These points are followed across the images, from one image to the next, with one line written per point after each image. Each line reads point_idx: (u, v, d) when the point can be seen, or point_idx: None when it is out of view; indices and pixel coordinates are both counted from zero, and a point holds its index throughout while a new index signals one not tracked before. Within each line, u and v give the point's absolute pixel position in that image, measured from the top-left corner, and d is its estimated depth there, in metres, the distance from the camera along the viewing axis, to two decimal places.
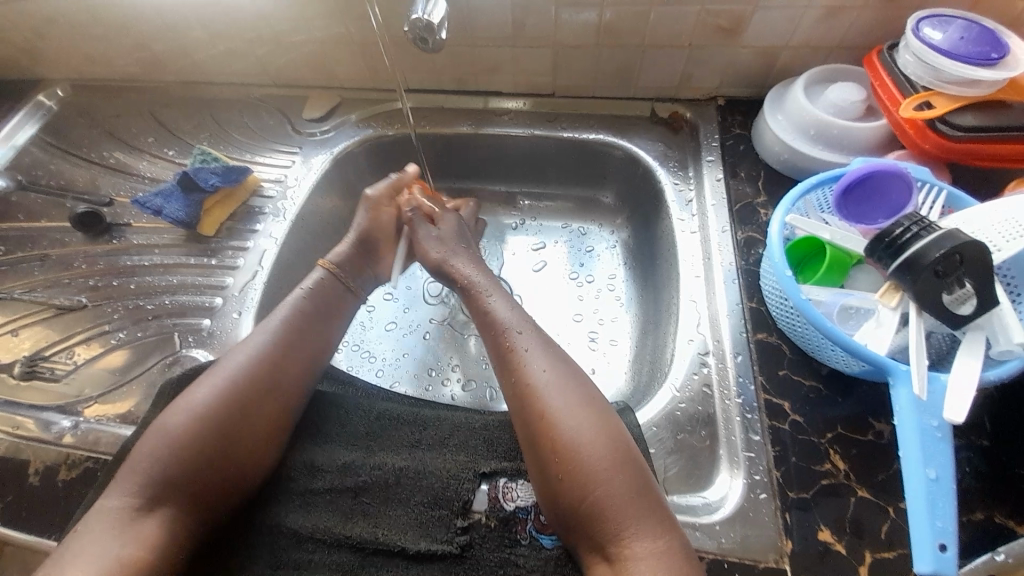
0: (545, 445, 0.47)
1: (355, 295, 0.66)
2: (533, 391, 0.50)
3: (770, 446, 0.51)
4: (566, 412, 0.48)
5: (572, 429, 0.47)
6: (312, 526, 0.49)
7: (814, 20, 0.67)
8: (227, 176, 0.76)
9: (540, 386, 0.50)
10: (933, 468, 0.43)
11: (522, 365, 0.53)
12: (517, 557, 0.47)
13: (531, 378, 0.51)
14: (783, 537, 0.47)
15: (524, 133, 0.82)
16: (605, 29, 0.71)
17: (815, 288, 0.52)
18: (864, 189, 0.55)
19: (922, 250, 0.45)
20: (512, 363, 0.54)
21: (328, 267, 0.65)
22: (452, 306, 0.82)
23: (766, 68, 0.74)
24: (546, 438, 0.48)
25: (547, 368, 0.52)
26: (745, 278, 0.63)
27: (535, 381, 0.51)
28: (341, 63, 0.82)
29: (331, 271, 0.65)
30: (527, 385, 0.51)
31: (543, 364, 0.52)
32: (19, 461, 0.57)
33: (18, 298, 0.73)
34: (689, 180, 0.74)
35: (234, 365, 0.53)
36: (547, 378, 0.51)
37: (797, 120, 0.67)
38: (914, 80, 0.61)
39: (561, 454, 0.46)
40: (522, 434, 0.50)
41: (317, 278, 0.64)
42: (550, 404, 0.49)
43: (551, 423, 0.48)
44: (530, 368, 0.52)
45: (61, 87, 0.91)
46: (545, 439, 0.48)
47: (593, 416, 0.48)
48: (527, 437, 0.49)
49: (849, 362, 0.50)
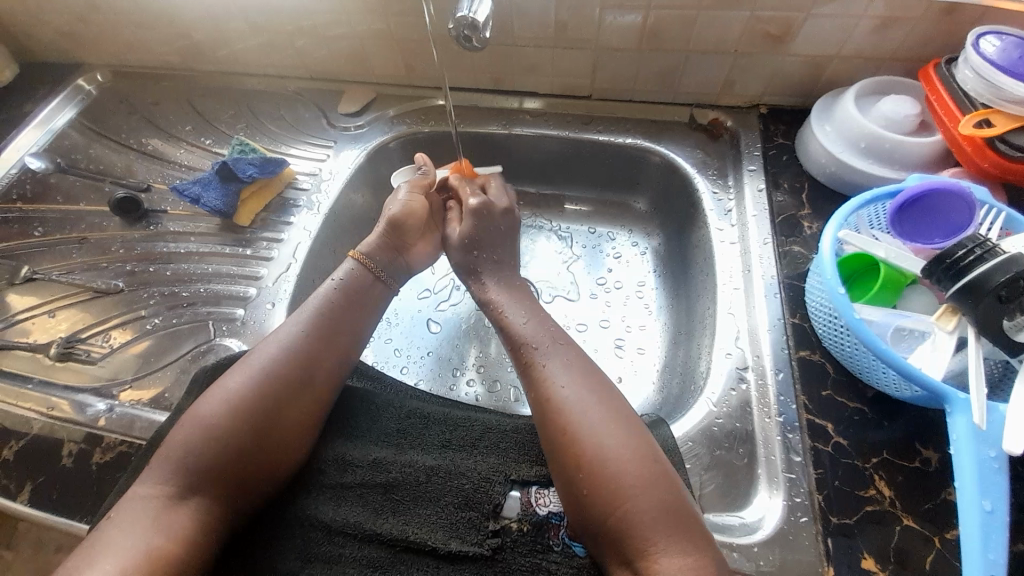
0: (565, 459, 0.47)
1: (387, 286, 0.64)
2: (561, 400, 0.50)
3: (811, 468, 0.50)
4: (598, 422, 0.47)
5: (602, 439, 0.46)
6: (344, 520, 0.49)
7: (868, 30, 0.65)
8: (264, 167, 0.77)
9: (569, 395, 0.50)
10: (989, 501, 0.42)
11: (544, 378, 0.52)
12: (549, 564, 0.47)
13: (554, 390, 0.51)
14: (824, 563, 0.45)
15: (556, 134, 0.81)
16: (650, 32, 0.70)
17: (867, 308, 0.50)
18: (919, 206, 0.54)
19: (986, 274, 0.44)
20: (533, 376, 0.53)
21: (360, 258, 0.64)
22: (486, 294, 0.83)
23: (813, 77, 0.72)
24: (567, 451, 0.47)
25: (573, 380, 0.51)
26: (787, 292, 0.61)
27: (557, 395, 0.50)
28: (377, 57, 0.82)
29: (361, 262, 0.63)
30: (547, 399, 0.51)
31: (564, 377, 0.51)
32: (54, 440, 0.58)
33: (55, 279, 0.74)
34: (729, 188, 0.72)
35: (272, 356, 0.53)
36: (570, 389, 0.50)
37: (846, 132, 0.65)
38: (973, 96, 0.59)
39: (585, 467, 0.46)
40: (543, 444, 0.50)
41: (346, 270, 0.62)
42: (570, 418, 0.48)
43: (572, 435, 0.47)
44: (551, 379, 0.52)
45: (101, 72, 0.93)
46: (571, 450, 0.47)
47: (617, 430, 0.47)
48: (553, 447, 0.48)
49: (900, 386, 0.49)
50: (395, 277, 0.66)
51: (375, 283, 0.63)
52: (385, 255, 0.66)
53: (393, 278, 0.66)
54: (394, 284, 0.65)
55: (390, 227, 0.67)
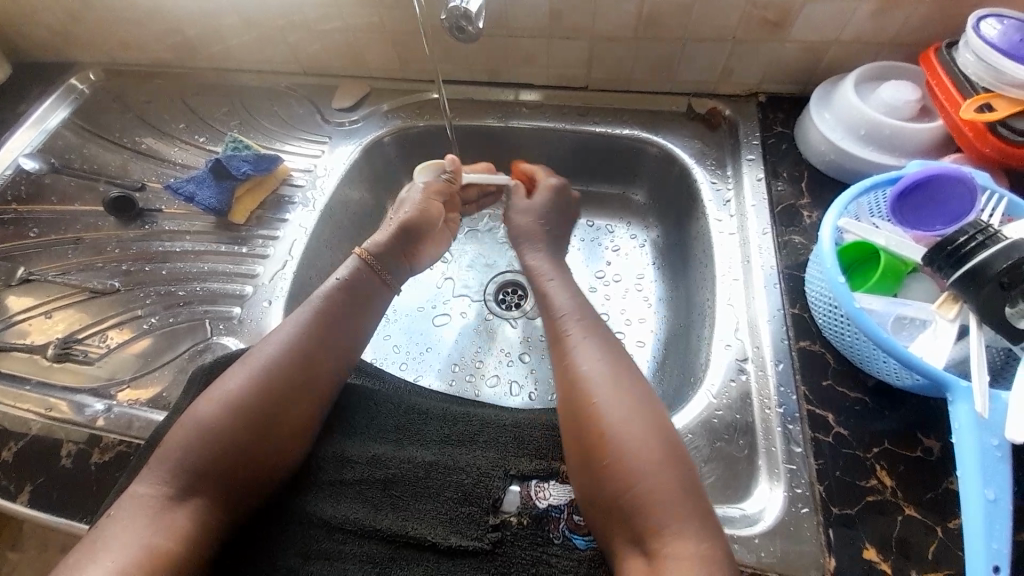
0: (587, 436, 0.47)
1: (389, 287, 0.64)
2: (582, 380, 0.49)
3: (812, 459, 0.50)
4: (616, 403, 0.47)
5: (618, 420, 0.46)
6: (343, 517, 0.49)
7: (867, 15, 0.64)
8: (258, 165, 0.76)
9: (590, 375, 0.49)
10: (992, 490, 0.42)
11: (572, 355, 0.52)
12: (550, 557, 0.46)
13: (582, 366, 0.50)
14: (825, 553, 0.45)
15: (553, 126, 0.80)
16: (647, 20, 0.69)
17: (868, 297, 0.50)
18: (920, 193, 0.53)
19: (987, 261, 0.44)
20: (562, 352, 0.53)
21: (365, 255, 0.63)
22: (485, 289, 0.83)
23: (812, 64, 0.71)
24: (590, 427, 0.47)
25: (598, 359, 0.51)
26: (788, 283, 0.61)
27: (585, 372, 0.50)
28: (371, 51, 0.81)
29: (366, 261, 0.62)
30: (574, 376, 0.50)
31: (594, 355, 0.51)
32: (52, 441, 0.58)
33: (51, 280, 0.74)
34: (727, 179, 0.71)
35: (269, 354, 0.53)
36: (597, 367, 0.50)
37: (846, 119, 0.64)
38: (974, 81, 0.58)
39: (606, 444, 0.45)
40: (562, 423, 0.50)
41: (351, 267, 0.62)
42: (597, 394, 0.48)
43: (598, 412, 0.47)
44: (578, 356, 0.51)
45: (93, 71, 0.92)
46: (588, 430, 0.47)
47: (642, 411, 0.47)
48: (571, 426, 0.48)
49: (901, 375, 0.48)
50: (399, 278, 0.66)
51: (379, 284, 0.63)
52: (392, 254, 0.65)
53: (397, 277, 0.66)
54: (392, 280, 0.65)
55: (404, 230, 0.66)
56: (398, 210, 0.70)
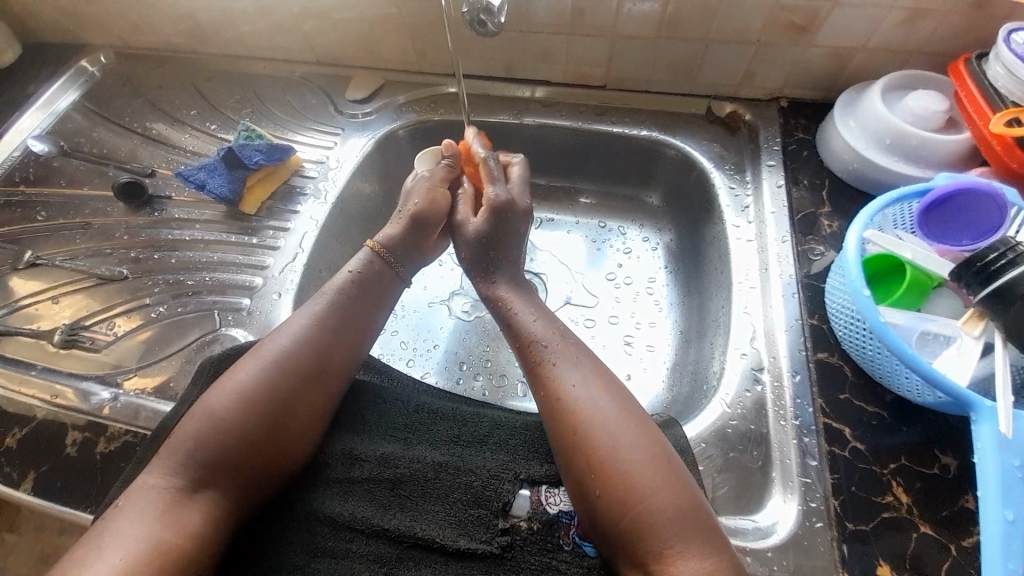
0: (579, 459, 0.46)
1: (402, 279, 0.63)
2: (567, 402, 0.49)
3: (828, 473, 0.49)
4: (604, 426, 0.46)
5: (608, 443, 0.45)
6: (351, 515, 0.48)
7: (896, 22, 0.63)
8: (271, 154, 0.75)
9: (574, 398, 0.48)
10: (1012, 510, 0.41)
11: (554, 377, 0.51)
12: (559, 563, 0.46)
13: (565, 388, 0.49)
14: (839, 569, 0.45)
15: (569, 124, 0.79)
16: (670, 19, 0.68)
17: (891, 311, 0.49)
18: (947, 206, 0.52)
19: (1017, 279, 0.43)
20: (542, 375, 0.52)
21: (377, 248, 0.62)
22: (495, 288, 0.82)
23: (837, 70, 0.70)
24: (581, 450, 0.46)
25: (578, 381, 0.50)
26: (806, 292, 0.60)
27: (568, 394, 0.49)
28: (387, 43, 0.80)
29: (379, 254, 0.62)
30: (558, 398, 0.49)
31: (576, 377, 0.50)
32: (58, 429, 0.58)
33: (59, 265, 0.73)
34: (746, 184, 0.70)
35: (281, 349, 0.52)
36: (581, 388, 0.49)
37: (871, 127, 0.63)
38: (1004, 93, 0.57)
39: (600, 466, 0.45)
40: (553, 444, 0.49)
41: (363, 260, 0.61)
42: (585, 415, 0.47)
43: (586, 435, 0.46)
44: (561, 377, 0.50)
45: (104, 54, 0.91)
46: (579, 452, 0.46)
47: (632, 430, 0.46)
48: (562, 447, 0.48)
49: (923, 391, 0.47)
50: (410, 269, 0.65)
51: (392, 279, 0.62)
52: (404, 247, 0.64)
53: (407, 267, 0.64)
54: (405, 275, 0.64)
55: (416, 221, 0.65)
56: (405, 203, 0.67)
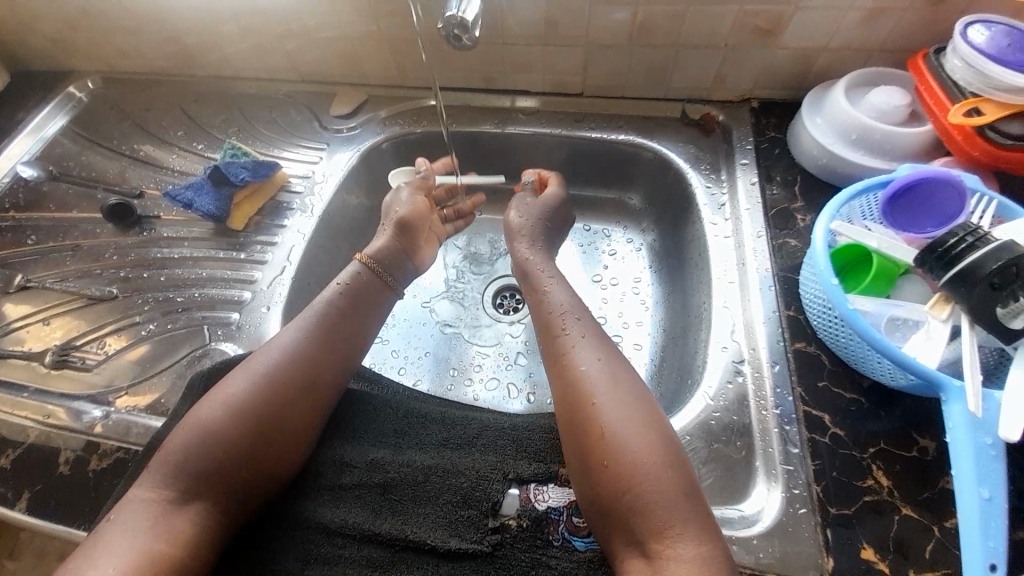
0: (587, 437, 0.47)
1: (391, 290, 0.65)
2: (582, 380, 0.51)
3: (809, 460, 0.50)
4: (614, 403, 0.48)
5: (616, 419, 0.47)
6: (343, 521, 0.48)
7: (857, 21, 0.65)
8: (257, 171, 0.76)
9: (588, 376, 0.51)
10: (987, 488, 0.42)
11: (571, 358, 0.53)
12: (550, 559, 0.47)
13: (580, 368, 0.52)
14: (824, 554, 0.45)
15: (549, 131, 0.81)
16: (641, 27, 0.70)
17: (861, 299, 0.50)
18: (911, 196, 0.54)
19: (979, 261, 0.44)
20: (562, 354, 0.54)
21: (367, 260, 0.64)
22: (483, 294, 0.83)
23: (804, 70, 0.72)
24: (590, 428, 0.47)
25: (596, 359, 0.52)
26: (782, 285, 0.61)
27: (582, 373, 0.51)
28: (369, 59, 0.82)
29: (368, 265, 0.64)
30: (575, 376, 0.51)
31: (593, 358, 0.52)
32: (50, 449, 0.58)
33: (49, 287, 0.74)
34: (722, 183, 0.72)
35: (270, 360, 0.53)
36: (596, 368, 0.51)
37: (837, 123, 0.65)
38: (962, 85, 0.59)
39: (605, 445, 0.46)
40: (562, 423, 0.50)
41: (352, 272, 0.63)
42: (596, 394, 0.49)
43: (596, 411, 0.48)
44: (577, 358, 0.53)
45: (91, 79, 0.92)
46: (588, 429, 0.48)
47: (638, 411, 0.47)
48: (571, 426, 0.49)
49: (895, 375, 0.49)
50: (400, 281, 0.67)
51: (383, 290, 0.64)
52: (393, 258, 0.67)
53: (399, 280, 0.67)
54: (395, 283, 0.66)
55: (400, 227, 0.69)
56: (390, 211, 0.72)
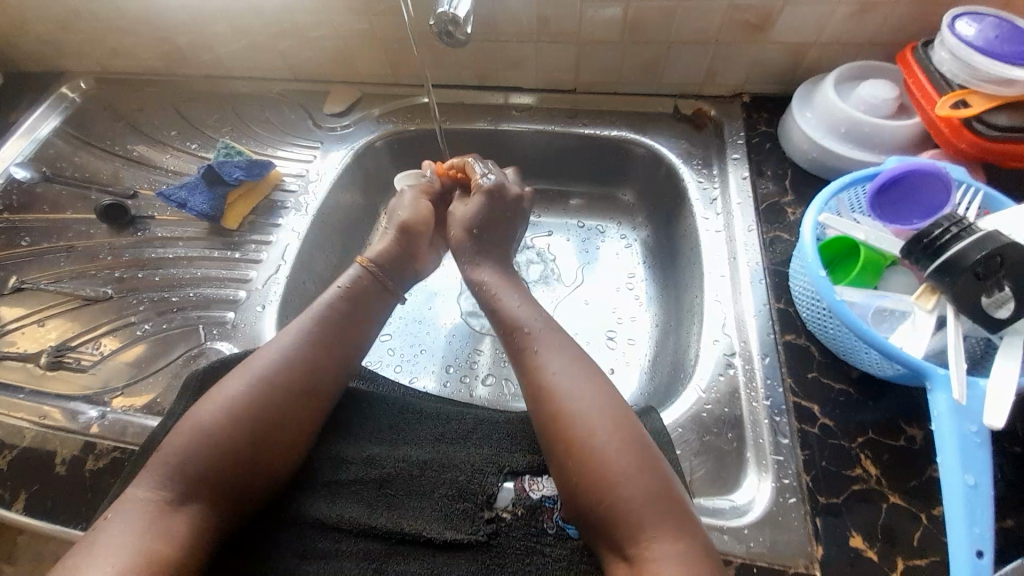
0: (558, 447, 0.48)
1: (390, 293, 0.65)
2: (547, 391, 0.50)
3: (799, 450, 0.51)
4: (581, 414, 0.48)
5: (585, 428, 0.47)
6: (338, 516, 0.49)
7: (845, 16, 0.65)
8: (250, 170, 0.77)
9: (554, 387, 0.50)
10: (972, 475, 0.43)
11: (537, 366, 0.53)
12: (544, 546, 0.47)
13: (545, 379, 0.51)
14: (813, 542, 0.46)
15: (542, 128, 0.81)
16: (632, 23, 0.70)
17: (849, 290, 0.51)
18: (899, 189, 0.55)
19: (962, 252, 0.45)
20: (526, 364, 0.54)
21: (367, 264, 0.64)
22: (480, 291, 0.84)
23: (794, 64, 0.73)
24: (560, 438, 0.48)
25: (558, 369, 0.52)
26: (773, 278, 0.62)
27: (548, 382, 0.51)
28: (362, 58, 0.82)
29: (368, 269, 0.64)
30: (541, 387, 0.51)
31: (557, 365, 0.52)
32: (46, 450, 0.58)
33: (45, 288, 0.74)
34: (713, 177, 0.73)
35: (266, 360, 0.53)
36: (561, 377, 0.51)
37: (828, 118, 0.66)
38: (949, 78, 0.60)
39: (575, 455, 0.46)
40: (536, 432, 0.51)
41: (352, 276, 0.63)
42: (562, 405, 0.49)
43: (566, 422, 0.48)
44: (543, 369, 0.52)
45: (84, 79, 0.92)
46: (559, 439, 0.48)
47: (606, 418, 0.48)
48: (545, 435, 0.49)
49: (883, 365, 0.49)
50: (402, 285, 0.67)
51: (383, 293, 0.64)
52: (394, 262, 0.67)
53: (400, 285, 0.67)
54: (395, 286, 0.66)
55: (403, 230, 0.68)
56: (392, 214, 0.72)
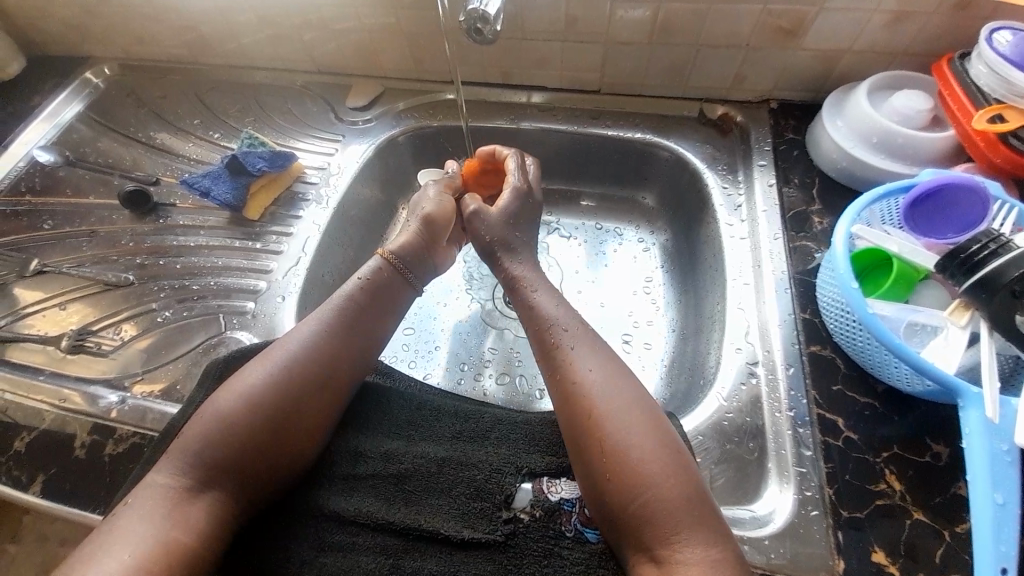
0: (591, 444, 0.47)
1: (411, 287, 0.65)
2: (580, 388, 0.50)
3: (822, 462, 0.50)
4: (616, 413, 0.47)
5: (619, 428, 0.47)
6: (355, 510, 0.49)
7: (880, 25, 0.65)
8: (273, 161, 0.77)
9: (588, 384, 0.50)
10: (1001, 493, 0.42)
11: (567, 362, 0.53)
12: (562, 549, 0.47)
13: (578, 376, 0.51)
14: (835, 555, 0.46)
15: (566, 129, 0.81)
16: (661, 25, 0.70)
17: (879, 303, 0.50)
18: (932, 202, 0.54)
19: (1000, 269, 0.44)
20: (557, 360, 0.54)
21: (388, 257, 0.64)
22: (496, 289, 0.83)
23: (824, 72, 0.72)
24: (592, 435, 0.47)
25: (593, 366, 0.51)
26: (798, 288, 0.61)
27: (581, 380, 0.50)
28: (386, 52, 0.82)
29: (390, 262, 0.63)
30: (573, 383, 0.51)
31: (590, 362, 0.52)
32: (66, 433, 0.58)
33: (66, 272, 0.74)
34: (738, 184, 0.72)
35: (288, 352, 0.53)
36: (595, 375, 0.50)
37: (859, 128, 0.65)
38: (986, 91, 0.59)
39: (607, 453, 0.46)
40: (565, 429, 0.50)
41: (374, 268, 0.62)
42: (596, 402, 0.48)
43: (599, 420, 0.47)
44: (575, 366, 0.52)
45: (108, 65, 0.92)
46: (591, 437, 0.47)
47: (640, 418, 0.47)
48: (575, 433, 0.49)
49: (912, 380, 0.49)
50: (422, 279, 0.67)
51: (403, 286, 0.63)
52: (415, 256, 0.66)
53: (424, 281, 0.67)
54: (417, 281, 0.66)
55: (426, 224, 0.68)
56: (415, 207, 0.71)
